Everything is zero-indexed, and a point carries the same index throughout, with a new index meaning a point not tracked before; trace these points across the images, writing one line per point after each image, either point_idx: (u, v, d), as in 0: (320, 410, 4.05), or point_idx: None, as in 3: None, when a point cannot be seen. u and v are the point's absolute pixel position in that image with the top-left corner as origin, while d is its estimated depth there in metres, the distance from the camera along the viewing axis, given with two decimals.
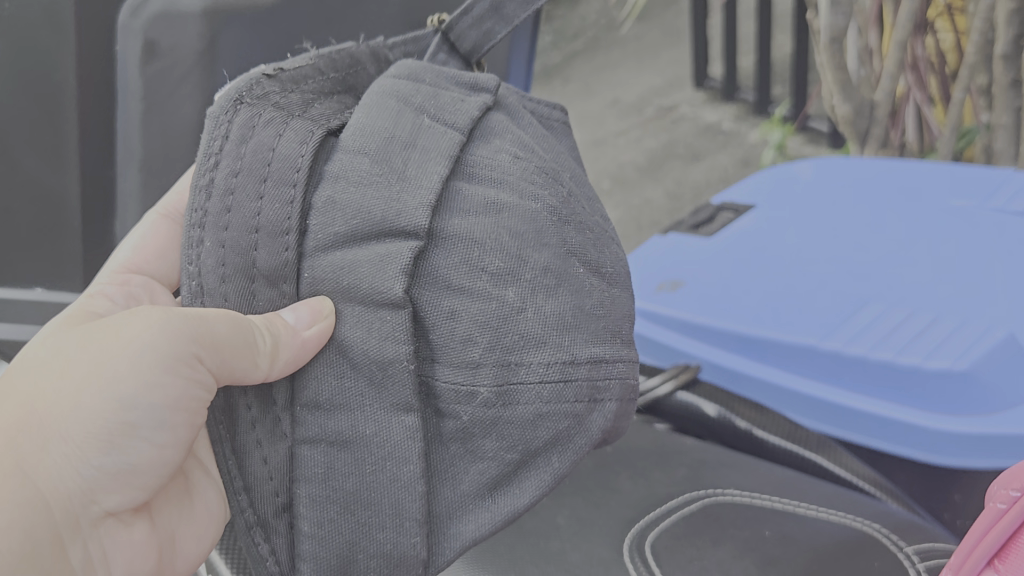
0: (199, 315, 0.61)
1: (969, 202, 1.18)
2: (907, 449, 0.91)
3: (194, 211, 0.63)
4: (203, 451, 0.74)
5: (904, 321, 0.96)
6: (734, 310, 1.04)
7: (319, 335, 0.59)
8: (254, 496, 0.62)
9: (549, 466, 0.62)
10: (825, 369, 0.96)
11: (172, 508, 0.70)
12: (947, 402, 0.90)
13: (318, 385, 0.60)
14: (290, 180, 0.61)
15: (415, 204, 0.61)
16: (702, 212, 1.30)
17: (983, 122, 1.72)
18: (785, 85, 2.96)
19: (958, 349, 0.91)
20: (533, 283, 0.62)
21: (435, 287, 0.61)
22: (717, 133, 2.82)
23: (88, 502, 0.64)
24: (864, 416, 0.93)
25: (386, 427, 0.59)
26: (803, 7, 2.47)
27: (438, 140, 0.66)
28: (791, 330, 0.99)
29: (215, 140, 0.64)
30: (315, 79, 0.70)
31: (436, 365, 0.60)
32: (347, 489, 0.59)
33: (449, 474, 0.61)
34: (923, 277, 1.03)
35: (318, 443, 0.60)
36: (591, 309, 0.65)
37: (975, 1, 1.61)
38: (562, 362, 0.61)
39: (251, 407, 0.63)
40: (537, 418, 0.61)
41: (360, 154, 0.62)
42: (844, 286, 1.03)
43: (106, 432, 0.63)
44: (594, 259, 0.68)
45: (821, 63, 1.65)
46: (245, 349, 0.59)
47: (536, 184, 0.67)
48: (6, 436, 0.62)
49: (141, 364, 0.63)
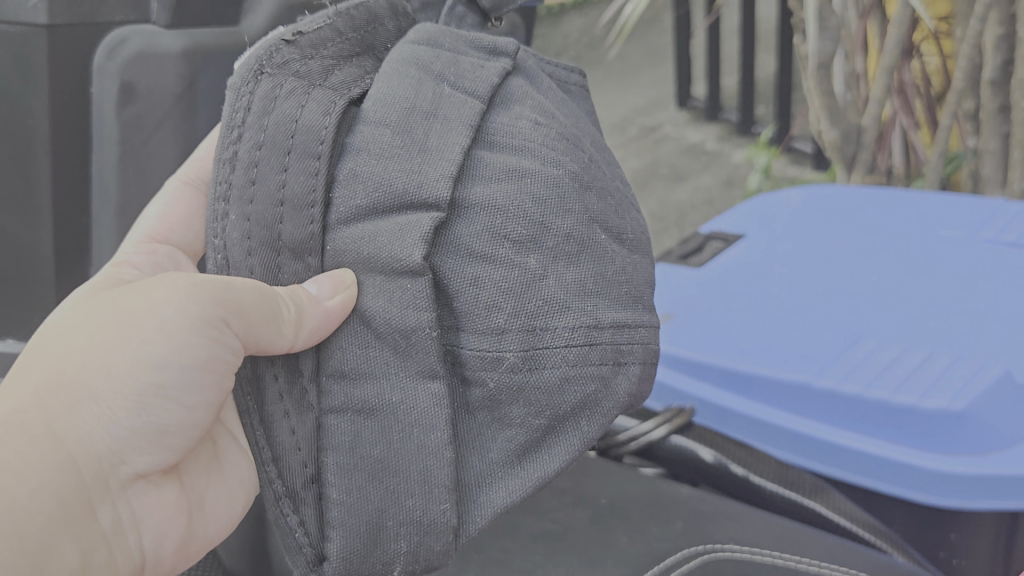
0: (224, 282, 0.58)
1: (960, 232, 1.16)
2: (904, 489, 0.89)
3: (219, 183, 0.58)
4: (231, 419, 0.70)
5: (898, 358, 0.93)
6: (723, 344, 1.01)
7: (342, 306, 0.55)
8: (282, 467, 0.57)
9: (577, 433, 0.57)
10: (818, 407, 0.93)
11: (201, 470, 0.67)
12: (944, 441, 0.88)
13: (343, 354, 0.56)
14: (314, 153, 0.56)
15: (436, 175, 0.56)
16: (691, 242, 1.27)
17: (970, 146, 1.70)
18: (769, 106, 2.94)
19: (954, 388, 0.88)
20: (555, 251, 0.57)
21: (456, 253, 0.56)
22: (701, 154, 2.81)
23: (117, 463, 0.60)
24: (857, 456, 0.90)
25: (411, 396, 0.54)
26: (787, 30, 2.46)
27: (460, 108, 0.59)
28: (783, 365, 0.96)
29: (237, 112, 0.58)
30: (334, 41, 0.62)
31: (460, 332, 0.55)
32: (375, 457, 0.55)
33: (476, 443, 0.56)
34: (916, 310, 1.01)
35: (344, 412, 0.56)
36: (615, 277, 0.59)
37: (962, 26, 1.60)
38: (586, 326, 0.56)
39: (279, 377, 0.59)
40: (564, 382, 0.55)
41: (382, 126, 0.57)
42: (838, 320, 1.01)
43: (136, 392, 0.59)
44: (615, 225, 0.62)
45: (809, 88, 1.64)
46: (270, 318, 0.55)
47: (558, 150, 0.61)
48: (36, 397, 0.58)
49: (170, 327, 0.59)
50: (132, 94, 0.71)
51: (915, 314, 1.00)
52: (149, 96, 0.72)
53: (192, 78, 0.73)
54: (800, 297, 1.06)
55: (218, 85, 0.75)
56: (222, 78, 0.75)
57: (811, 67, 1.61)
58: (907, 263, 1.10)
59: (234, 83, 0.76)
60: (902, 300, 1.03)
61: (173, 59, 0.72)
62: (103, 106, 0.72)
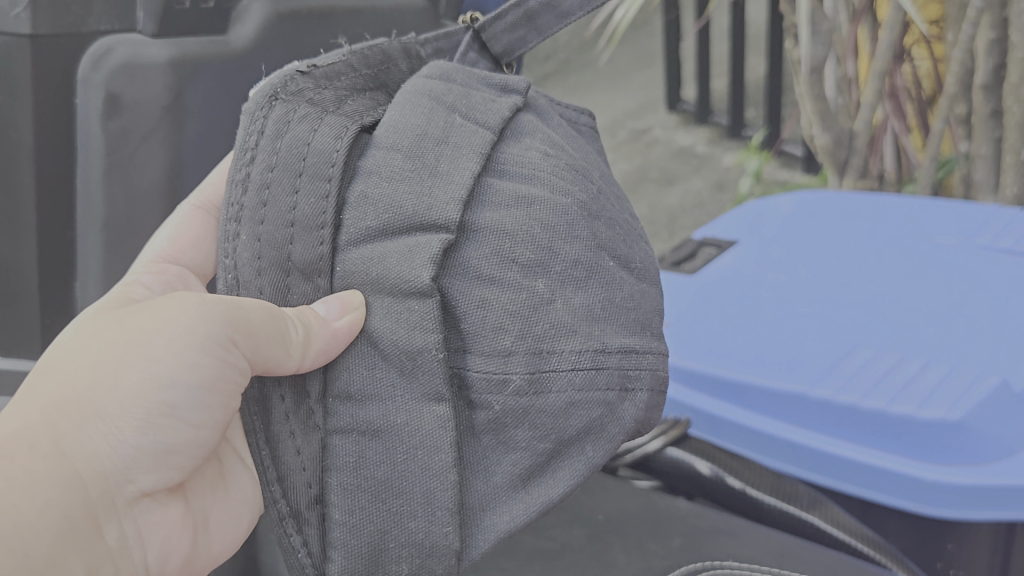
0: (234, 303, 0.56)
1: (954, 239, 1.15)
2: (903, 500, 0.88)
3: (230, 205, 0.58)
4: (237, 437, 0.69)
5: (894, 368, 0.92)
6: (717, 352, 1.00)
7: (350, 328, 0.54)
8: (287, 486, 0.56)
9: (583, 456, 0.57)
10: (815, 418, 0.92)
11: (205, 489, 0.65)
12: (941, 452, 0.87)
13: (350, 375, 0.55)
14: (325, 175, 0.56)
15: (447, 199, 0.56)
16: (684, 249, 1.26)
17: (961, 151, 1.69)
18: (758, 109, 2.94)
19: (951, 398, 0.87)
20: (563, 275, 0.57)
21: (465, 276, 0.56)
22: (691, 158, 2.80)
23: (123, 481, 0.58)
24: (852, 466, 0.89)
25: (417, 418, 0.53)
26: (776, 33, 2.46)
27: (471, 137, 0.60)
28: (777, 374, 0.95)
29: (250, 135, 0.58)
30: (348, 75, 0.63)
31: (467, 355, 0.55)
32: (379, 478, 0.54)
33: (480, 466, 0.55)
34: (911, 318, 1.00)
35: (349, 432, 0.54)
36: (622, 302, 0.60)
37: (953, 31, 1.60)
38: (593, 350, 0.56)
39: (285, 397, 0.57)
40: (570, 405, 0.55)
41: (393, 151, 0.57)
42: (833, 329, 1.00)
43: (145, 411, 0.57)
44: (623, 254, 0.62)
45: (801, 94, 1.63)
46: (278, 340, 0.54)
47: (567, 181, 0.61)
48: (43, 414, 0.56)
49: (179, 346, 0.58)
50: (118, 106, 0.68)
51: (910, 323, 1.00)
52: (136, 109, 0.69)
53: (179, 91, 0.71)
54: (794, 305, 1.05)
55: (204, 99, 0.72)
56: (211, 87, 0.72)
57: (803, 73, 1.60)
58: (902, 270, 1.09)
59: (222, 91, 0.73)
60: (897, 308, 1.02)
61: (159, 70, 0.69)
62: (87, 117, 0.68)
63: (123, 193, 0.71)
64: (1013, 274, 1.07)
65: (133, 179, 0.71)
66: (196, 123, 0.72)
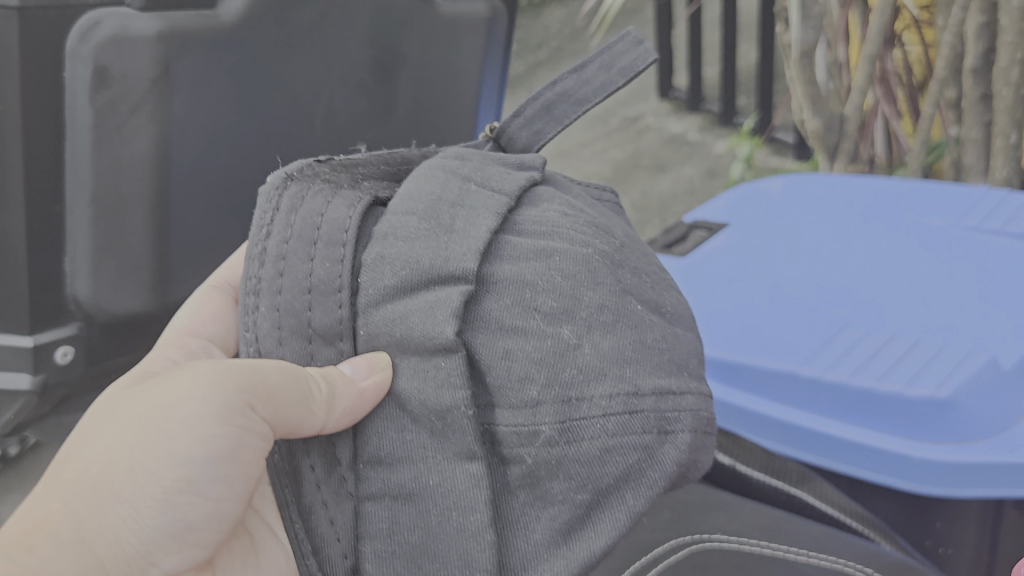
0: (249, 365, 0.58)
1: (944, 220, 1.17)
2: (892, 477, 0.89)
3: (247, 279, 0.59)
4: (268, 510, 0.68)
5: (883, 347, 0.94)
6: (707, 333, 1.02)
7: (375, 387, 0.55)
8: (322, 558, 0.55)
9: (623, 506, 0.55)
10: (804, 396, 0.94)
11: (234, 566, 0.65)
12: (929, 430, 0.88)
13: (378, 440, 0.56)
14: (339, 241, 0.58)
15: (463, 252, 0.58)
16: (675, 231, 1.27)
17: (951, 135, 1.71)
18: (750, 96, 2.95)
19: (940, 376, 0.89)
20: (589, 322, 0.57)
21: (488, 330, 0.57)
22: (683, 144, 2.81)
23: (145, 565, 0.59)
24: (840, 443, 0.91)
25: (450, 476, 0.53)
26: (768, 19, 2.47)
27: (485, 202, 0.63)
28: (767, 354, 0.97)
29: (266, 213, 0.61)
30: (365, 168, 0.67)
31: (496, 409, 0.55)
32: (412, 542, 0.54)
33: (521, 525, 0.54)
34: (900, 296, 1.02)
35: (382, 498, 0.55)
36: (653, 344, 0.59)
37: (943, 16, 1.61)
38: (625, 394, 0.55)
39: (315, 467, 0.57)
40: (604, 453, 0.55)
41: (407, 215, 0.60)
42: (824, 308, 1.02)
43: (163, 489, 0.58)
44: (651, 299, 0.63)
45: (791, 78, 1.65)
46: (300, 399, 0.55)
47: (587, 234, 0.63)
48: (64, 502, 0.58)
49: (193, 421, 0.59)
50: (106, 79, 0.70)
51: (900, 304, 1.01)
52: (123, 83, 0.71)
53: (167, 65, 0.73)
54: (784, 286, 1.07)
55: (193, 73, 0.75)
56: (196, 59, 0.75)
57: (794, 57, 1.61)
58: (892, 252, 1.11)
59: (206, 63, 0.76)
60: (886, 288, 1.04)
61: (147, 44, 0.71)
62: (75, 90, 0.70)
63: (111, 167, 0.72)
64: (1001, 253, 1.08)
65: (122, 155, 0.72)
66: (182, 96, 0.75)
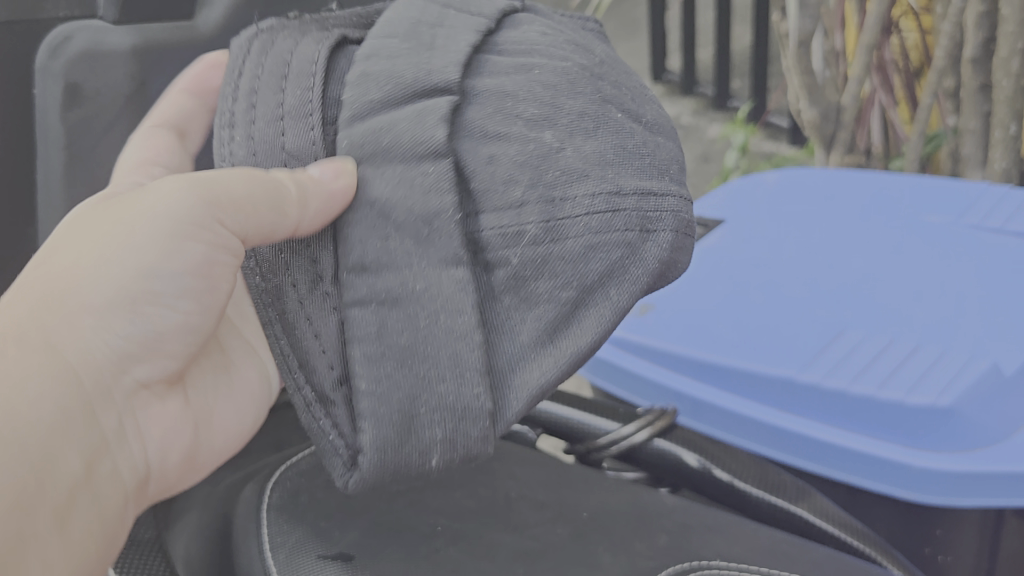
0: (213, 179, 0.58)
1: (942, 217, 1.15)
2: (890, 488, 0.87)
3: (221, 113, 0.60)
4: (236, 331, 0.71)
5: (882, 352, 0.92)
6: (701, 337, 0.99)
7: (343, 193, 0.55)
8: (310, 371, 0.56)
9: (608, 302, 0.54)
10: (802, 402, 0.92)
11: (204, 378, 0.67)
12: (931, 436, 0.86)
13: (364, 248, 0.55)
14: (305, 114, 0.57)
15: (430, 113, 0.55)
16: None
17: (949, 125, 1.68)
18: (744, 80, 2.92)
19: (941, 382, 0.87)
20: (570, 127, 0.56)
21: (468, 138, 0.56)
22: (676, 129, 2.78)
23: (119, 373, 0.59)
24: (836, 450, 0.89)
25: (436, 283, 0.53)
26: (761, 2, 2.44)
27: (449, 56, 0.58)
28: (764, 358, 0.95)
29: (235, 84, 0.61)
30: (349, 17, 0.65)
31: (479, 215, 0.55)
32: (403, 344, 0.53)
33: (506, 327, 0.54)
34: (900, 300, 1.00)
35: (369, 303, 0.54)
36: (634, 148, 0.56)
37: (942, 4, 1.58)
38: (607, 192, 0.54)
39: (297, 283, 0.57)
40: (588, 249, 0.54)
41: (369, 82, 0.57)
42: (822, 312, 0.99)
43: (133, 300, 0.59)
44: (632, 108, 0.59)
45: (787, 67, 1.62)
46: (271, 207, 0.55)
47: (562, 51, 0.61)
48: (32, 311, 0.56)
49: (162, 213, 0.60)
50: (78, 97, 0.68)
51: (898, 306, 0.99)
52: (95, 101, 0.69)
53: (142, 78, 0.73)
54: (782, 288, 1.04)
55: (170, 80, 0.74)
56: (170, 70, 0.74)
57: (791, 46, 1.58)
58: (890, 251, 1.09)
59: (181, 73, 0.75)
60: (884, 290, 1.02)
61: (122, 58, 0.70)
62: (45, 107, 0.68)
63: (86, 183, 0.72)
64: (1001, 253, 1.06)
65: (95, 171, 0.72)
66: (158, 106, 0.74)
